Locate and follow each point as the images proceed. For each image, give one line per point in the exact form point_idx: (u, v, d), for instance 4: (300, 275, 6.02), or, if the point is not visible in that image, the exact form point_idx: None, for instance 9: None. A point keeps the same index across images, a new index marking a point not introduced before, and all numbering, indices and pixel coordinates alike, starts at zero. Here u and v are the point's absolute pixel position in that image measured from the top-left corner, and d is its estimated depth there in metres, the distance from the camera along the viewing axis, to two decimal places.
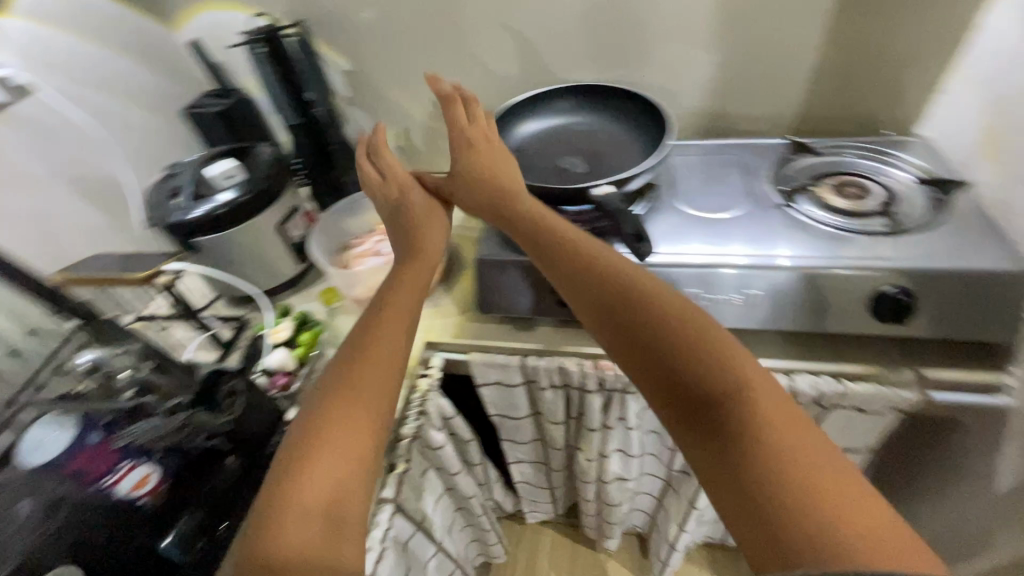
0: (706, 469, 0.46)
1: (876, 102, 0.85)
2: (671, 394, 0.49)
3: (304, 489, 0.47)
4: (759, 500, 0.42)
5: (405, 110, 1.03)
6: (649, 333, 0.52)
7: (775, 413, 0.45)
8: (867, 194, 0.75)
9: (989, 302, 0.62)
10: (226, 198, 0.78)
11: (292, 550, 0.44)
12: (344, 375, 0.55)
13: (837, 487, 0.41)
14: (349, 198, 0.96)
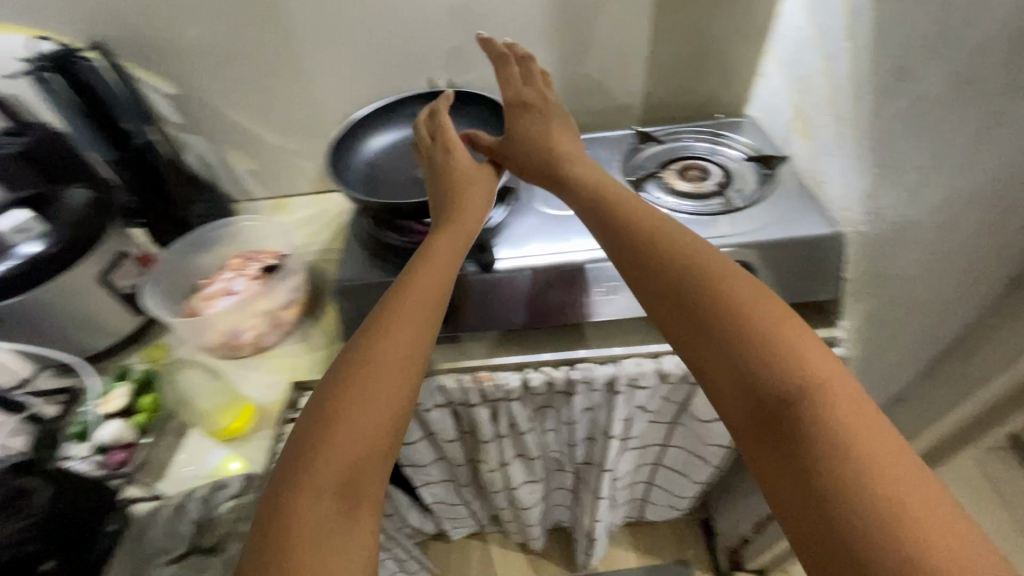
0: (760, 448, 0.41)
1: (707, 88, 0.91)
2: (725, 358, 0.45)
3: (320, 473, 0.44)
4: (807, 477, 0.37)
5: (249, 132, 0.95)
6: (709, 303, 0.48)
7: (843, 401, 0.39)
8: (707, 176, 0.79)
9: (817, 264, 0.67)
10: (27, 252, 0.67)
11: (303, 537, 0.41)
12: (379, 348, 0.51)
13: (920, 495, 0.34)
14: (191, 235, 0.86)
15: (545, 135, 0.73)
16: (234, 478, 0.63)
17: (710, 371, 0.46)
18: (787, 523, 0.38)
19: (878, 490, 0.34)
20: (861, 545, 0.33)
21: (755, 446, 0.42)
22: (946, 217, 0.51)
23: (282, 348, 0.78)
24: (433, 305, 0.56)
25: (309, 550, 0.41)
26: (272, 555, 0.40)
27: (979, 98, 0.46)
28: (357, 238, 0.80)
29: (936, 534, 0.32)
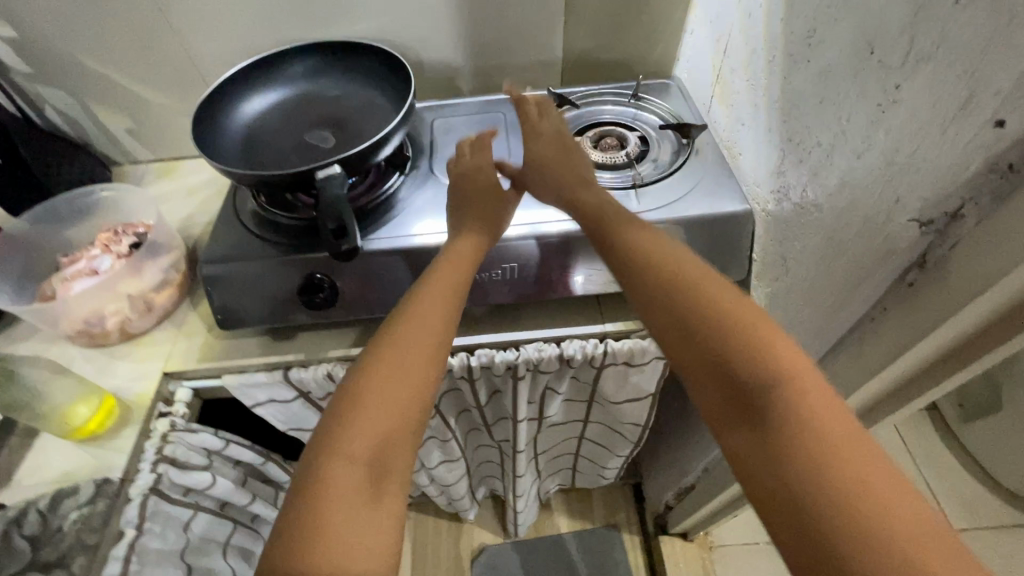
0: (740, 437, 0.40)
1: (629, 45, 0.84)
2: (706, 350, 0.43)
3: (347, 454, 0.43)
4: (781, 465, 0.37)
5: (117, 86, 0.83)
6: (679, 296, 0.46)
7: (824, 415, 0.38)
8: (622, 145, 0.74)
9: (724, 245, 0.64)
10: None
11: (332, 520, 0.40)
12: (395, 334, 0.49)
13: (887, 483, 0.35)
14: (44, 206, 0.75)
15: (560, 146, 0.66)
16: (84, 484, 0.58)
17: (687, 364, 0.44)
18: (761, 505, 0.38)
19: (857, 480, 0.35)
20: (845, 533, 0.33)
21: (736, 434, 0.41)
22: (841, 203, 0.48)
23: (157, 335, 0.71)
24: (449, 286, 0.54)
25: (339, 537, 0.40)
26: (300, 543, 0.39)
27: (880, 72, 0.41)
28: (237, 209, 0.71)
29: (904, 535, 0.32)
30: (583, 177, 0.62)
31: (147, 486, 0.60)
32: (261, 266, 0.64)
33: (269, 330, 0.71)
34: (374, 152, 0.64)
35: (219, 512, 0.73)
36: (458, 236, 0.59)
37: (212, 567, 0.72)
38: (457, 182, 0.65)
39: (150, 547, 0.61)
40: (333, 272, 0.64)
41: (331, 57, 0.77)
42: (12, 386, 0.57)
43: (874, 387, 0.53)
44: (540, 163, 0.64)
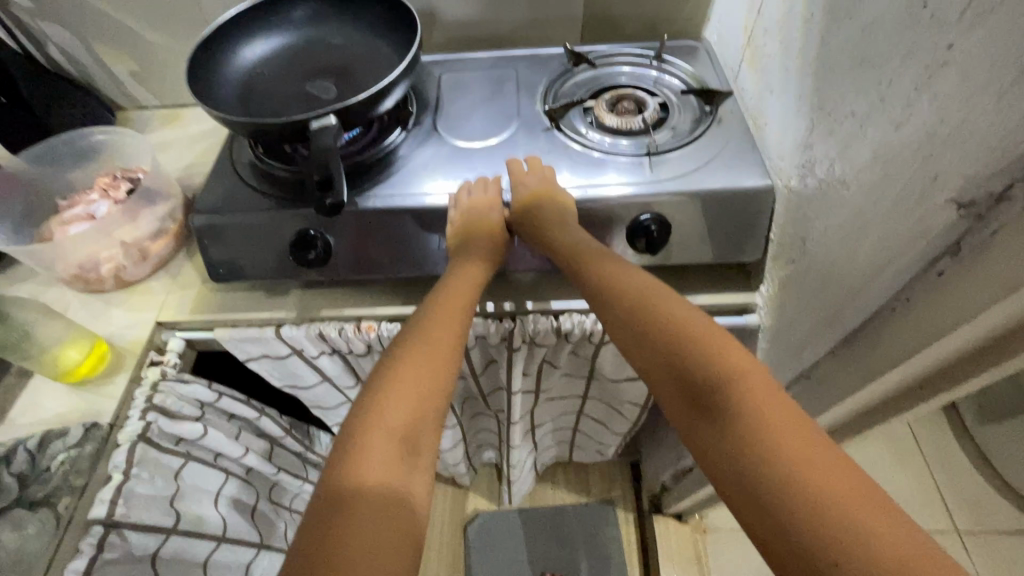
0: (703, 439, 0.42)
1: (657, 1, 0.77)
2: (663, 364, 0.46)
3: (383, 423, 0.44)
4: (736, 460, 0.39)
5: (120, 25, 0.81)
6: (640, 311, 0.50)
7: (767, 405, 0.40)
8: (640, 109, 0.69)
9: (737, 222, 0.60)
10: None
11: (367, 486, 0.41)
12: (423, 323, 0.53)
13: (827, 468, 0.36)
14: (45, 147, 0.73)
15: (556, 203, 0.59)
16: (73, 427, 0.58)
17: (651, 376, 0.47)
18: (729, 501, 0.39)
19: (799, 467, 0.36)
20: (808, 520, 0.34)
21: (698, 437, 0.42)
22: (871, 181, 0.43)
23: (152, 285, 0.70)
24: (469, 282, 0.58)
25: (371, 501, 0.40)
26: (334, 508, 0.40)
27: (931, 31, 0.36)
28: (234, 159, 0.69)
29: (859, 517, 0.33)
30: (561, 211, 0.58)
31: (136, 433, 0.59)
32: (254, 219, 0.62)
33: (263, 285, 0.69)
34: (375, 103, 0.60)
35: (212, 463, 0.71)
36: (455, 257, 0.60)
37: (202, 515, 0.69)
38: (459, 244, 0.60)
39: (137, 491, 0.60)
40: (327, 230, 0.62)
41: (335, 1, 0.73)
42: (3, 326, 0.57)
43: (887, 382, 0.50)
44: (527, 206, 0.59)
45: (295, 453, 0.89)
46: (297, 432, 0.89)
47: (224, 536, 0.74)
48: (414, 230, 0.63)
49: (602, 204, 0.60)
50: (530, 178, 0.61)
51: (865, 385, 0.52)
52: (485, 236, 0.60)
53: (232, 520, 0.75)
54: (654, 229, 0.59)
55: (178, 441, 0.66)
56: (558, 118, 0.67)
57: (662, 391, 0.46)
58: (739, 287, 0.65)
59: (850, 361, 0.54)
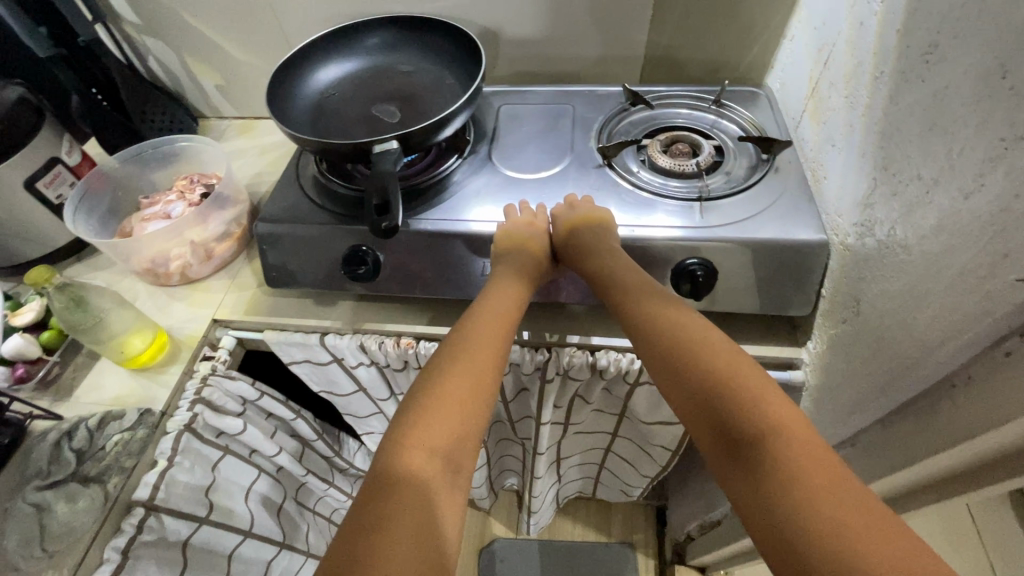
0: (735, 485, 0.41)
1: (719, 47, 0.78)
2: (699, 403, 0.45)
3: (426, 434, 0.45)
4: (771, 511, 0.38)
5: (211, 43, 0.88)
6: (678, 345, 0.48)
7: (814, 466, 0.38)
8: (694, 152, 0.69)
9: (788, 275, 0.59)
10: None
11: (406, 499, 0.42)
12: (468, 333, 0.53)
13: (869, 529, 0.34)
14: (135, 149, 0.80)
15: (604, 240, 0.59)
16: (130, 411, 0.62)
17: (684, 414, 0.46)
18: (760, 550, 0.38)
19: (838, 524, 0.35)
20: None
21: (731, 484, 0.41)
22: (936, 250, 0.42)
23: (213, 283, 0.75)
24: (515, 293, 0.58)
25: (405, 522, 0.41)
26: (373, 517, 0.41)
27: (1009, 102, 0.34)
28: (299, 173, 0.73)
29: None
30: (602, 240, 0.59)
31: (184, 422, 0.63)
32: (312, 231, 0.65)
33: (312, 293, 0.73)
34: (436, 131, 0.63)
35: (246, 458, 0.74)
36: (495, 277, 0.59)
37: (232, 508, 0.71)
38: (503, 269, 0.60)
39: (178, 480, 0.62)
40: (378, 247, 0.65)
41: (407, 31, 0.78)
42: (81, 312, 0.61)
43: (945, 462, 0.47)
44: (564, 235, 0.61)
45: (324, 457, 0.92)
46: (327, 437, 0.91)
47: (250, 532, 0.75)
48: (462, 253, 0.64)
49: (649, 245, 0.60)
50: (565, 214, 0.63)
51: (919, 462, 0.49)
52: (528, 250, 0.60)
53: (260, 518, 0.78)
54: (700, 274, 0.58)
55: (219, 434, 0.69)
56: (610, 155, 0.68)
57: (695, 429, 0.45)
58: (784, 342, 0.63)
59: (903, 433, 0.51)
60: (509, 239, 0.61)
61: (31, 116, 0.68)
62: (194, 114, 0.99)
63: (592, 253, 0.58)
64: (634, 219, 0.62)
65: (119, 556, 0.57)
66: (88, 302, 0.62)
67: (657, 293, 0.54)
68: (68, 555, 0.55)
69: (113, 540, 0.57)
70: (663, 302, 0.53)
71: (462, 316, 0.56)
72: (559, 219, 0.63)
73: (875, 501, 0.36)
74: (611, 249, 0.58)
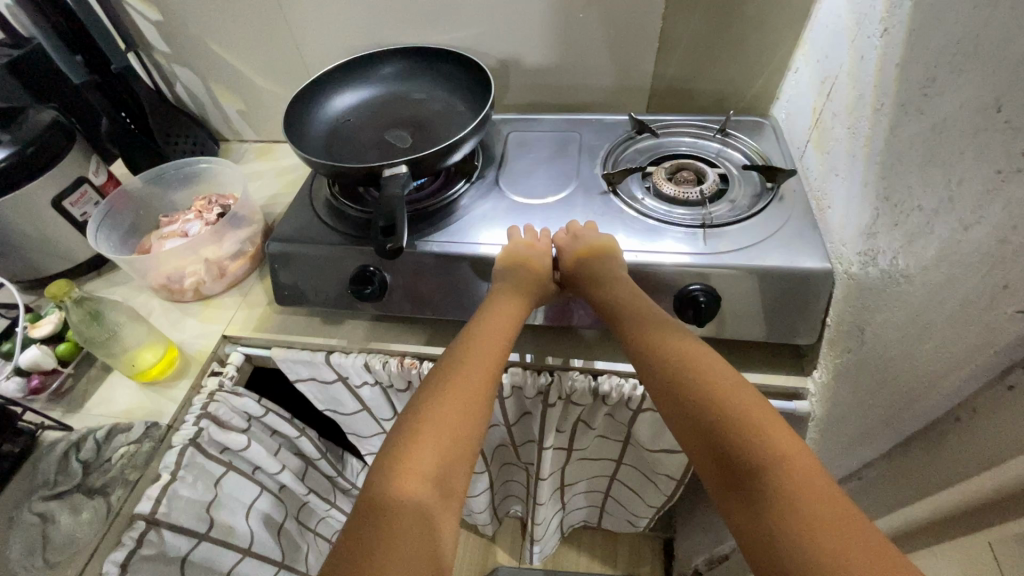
0: (738, 515, 0.40)
1: (725, 80, 0.79)
2: (700, 432, 0.44)
3: (418, 456, 0.45)
4: (775, 543, 0.37)
5: (235, 71, 0.91)
6: (678, 373, 0.48)
7: (815, 496, 0.38)
8: (699, 180, 0.70)
9: (793, 303, 0.59)
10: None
11: (399, 522, 0.42)
12: (464, 354, 0.53)
13: (878, 567, 0.33)
14: (157, 170, 0.83)
15: (605, 264, 0.59)
16: (137, 423, 0.63)
17: (685, 442, 0.46)
18: None
19: (838, 555, 0.34)
20: None
21: (733, 514, 0.41)
22: (936, 279, 0.41)
23: (226, 300, 0.77)
24: (514, 312, 0.58)
25: (399, 544, 0.40)
26: (368, 541, 0.40)
27: (1006, 135, 0.34)
28: (312, 195, 0.75)
29: None
30: (605, 263, 0.59)
31: (189, 436, 0.63)
32: (323, 251, 0.67)
33: (321, 312, 0.74)
34: (445, 157, 0.65)
35: (249, 475, 0.74)
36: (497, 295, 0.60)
37: (233, 526, 0.71)
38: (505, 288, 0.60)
39: (180, 493, 0.62)
40: (385, 268, 0.66)
41: (420, 62, 0.81)
42: (97, 325, 0.63)
43: (955, 497, 0.45)
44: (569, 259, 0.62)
45: (326, 476, 0.92)
46: (330, 456, 0.92)
47: (249, 550, 0.75)
48: (467, 276, 0.65)
49: (653, 270, 0.61)
50: (570, 240, 0.63)
51: (929, 497, 0.47)
52: (529, 271, 0.60)
53: (260, 536, 0.77)
54: (703, 301, 0.58)
55: (223, 450, 0.69)
56: (615, 182, 0.69)
57: (695, 456, 0.45)
58: (790, 372, 0.62)
59: (911, 467, 0.49)
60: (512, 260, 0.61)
61: (62, 140, 0.71)
62: (215, 137, 1.03)
63: (593, 277, 0.59)
64: (638, 245, 0.63)
65: (118, 569, 0.56)
66: (100, 314, 0.63)
67: (656, 318, 0.54)
68: (70, 566, 0.54)
69: (114, 553, 0.57)
70: (665, 328, 0.53)
71: (460, 337, 0.56)
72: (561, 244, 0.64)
73: (874, 529, 0.36)
74: (614, 271, 0.59)
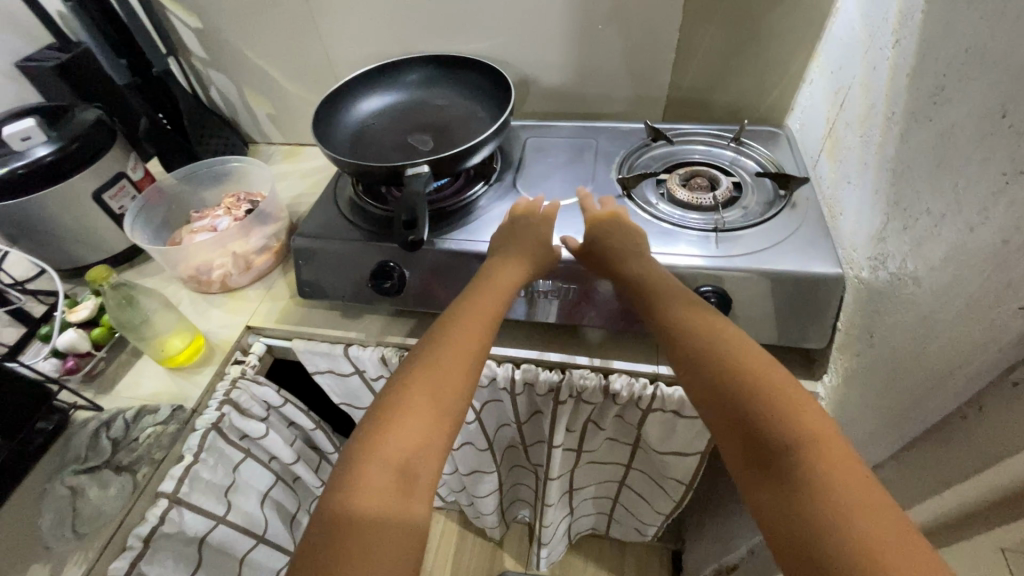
0: (762, 491, 0.41)
1: (741, 91, 0.81)
2: (728, 412, 0.45)
3: (382, 443, 0.45)
4: (798, 520, 0.38)
5: (267, 76, 0.96)
6: (708, 353, 0.49)
7: (841, 474, 0.39)
8: (713, 186, 0.71)
9: (804, 307, 0.59)
10: (36, 158, 0.69)
11: (363, 510, 0.42)
12: (439, 338, 0.53)
13: (902, 549, 0.34)
14: (189, 167, 0.87)
15: (631, 242, 0.60)
16: (163, 406, 0.65)
17: (714, 423, 0.47)
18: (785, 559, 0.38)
19: (863, 531, 0.35)
20: None
21: (757, 490, 0.42)
22: (942, 280, 0.42)
23: (250, 292, 0.80)
24: (495, 293, 0.58)
25: (363, 530, 0.41)
26: (335, 527, 0.42)
27: (1009, 140, 0.35)
28: (336, 194, 0.78)
29: None
30: (636, 248, 0.60)
31: (212, 420, 0.66)
32: (346, 246, 0.70)
33: (341, 307, 0.76)
34: (466, 158, 0.67)
35: (265, 463, 0.76)
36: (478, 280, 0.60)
37: (248, 511, 0.73)
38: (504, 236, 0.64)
39: (201, 475, 0.65)
40: (405, 264, 0.68)
41: (444, 69, 0.84)
42: (131, 310, 0.66)
43: None
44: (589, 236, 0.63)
45: None
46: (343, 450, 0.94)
47: (263, 537, 0.77)
48: None
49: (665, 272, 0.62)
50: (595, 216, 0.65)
51: (936, 500, 0.48)
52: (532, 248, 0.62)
53: (273, 524, 0.79)
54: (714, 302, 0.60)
55: (242, 437, 0.72)
56: (630, 186, 0.70)
57: (722, 434, 0.46)
58: (800, 375, 0.63)
59: (919, 470, 0.50)
60: (515, 244, 0.63)
61: (105, 137, 0.75)
62: (244, 139, 1.07)
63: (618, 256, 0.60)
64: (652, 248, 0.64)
65: (141, 544, 0.58)
66: (135, 299, 0.66)
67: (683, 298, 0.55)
68: (96, 538, 0.57)
69: (137, 529, 0.59)
70: (692, 305, 0.54)
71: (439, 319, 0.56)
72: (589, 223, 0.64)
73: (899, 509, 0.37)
74: (641, 250, 0.60)
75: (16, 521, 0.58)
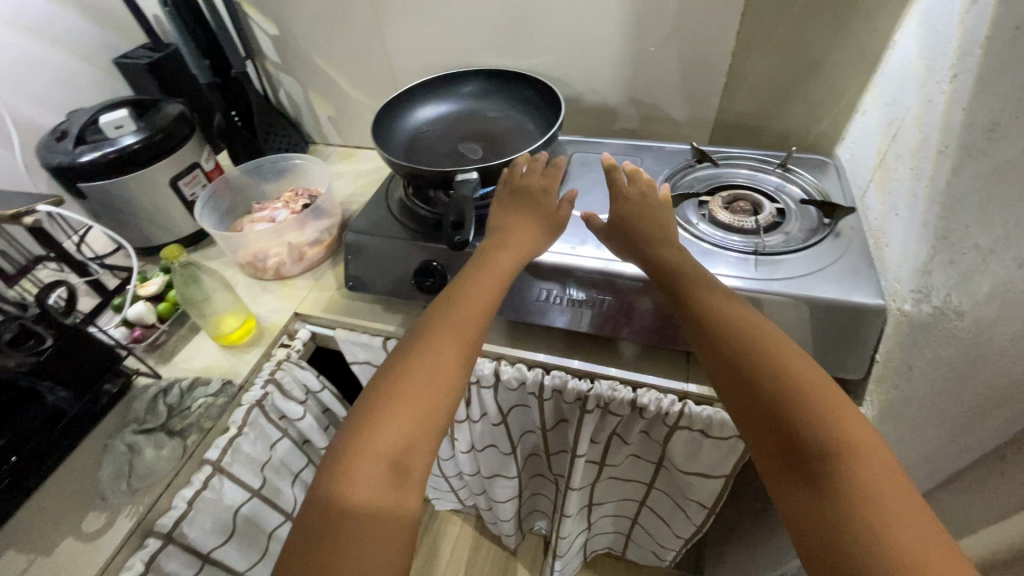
0: (795, 495, 0.42)
1: (791, 119, 0.81)
2: (764, 414, 0.45)
3: (374, 435, 0.47)
4: (831, 530, 0.39)
5: (332, 82, 1.02)
6: (738, 355, 0.49)
7: (875, 485, 0.39)
8: (755, 211, 0.71)
9: (842, 336, 0.59)
10: (125, 146, 0.76)
11: (355, 500, 0.44)
12: (434, 329, 0.55)
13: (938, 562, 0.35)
14: (255, 161, 0.93)
15: (663, 234, 0.62)
16: (214, 380, 0.70)
17: (746, 425, 0.47)
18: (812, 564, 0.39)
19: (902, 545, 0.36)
20: None
21: (789, 493, 0.42)
22: (987, 315, 0.42)
23: (300, 282, 0.85)
24: (489, 286, 0.59)
25: (354, 520, 0.43)
26: (329, 515, 0.43)
27: None
28: (388, 194, 0.82)
29: None
30: (664, 236, 0.62)
31: (256, 397, 0.70)
32: (394, 243, 0.73)
33: (383, 301, 0.80)
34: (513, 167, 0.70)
35: (299, 445, 0.80)
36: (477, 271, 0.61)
37: (280, 487, 0.77)
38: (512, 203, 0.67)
39: (242, 448, 0.69)
40: (447, 265, 0.71)
41: (498, 84, 0.88)
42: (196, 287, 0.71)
43: None
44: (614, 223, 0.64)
45: None
46: None
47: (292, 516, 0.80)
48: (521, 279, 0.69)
49: None
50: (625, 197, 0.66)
51: None
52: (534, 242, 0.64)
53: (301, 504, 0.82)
54: None
55: (281, 417, 0.76)
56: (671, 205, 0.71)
57: (753, 434, 0.46)
58: None
59: None
60: (514, 232, 0.64)
61: (184, 130, 0.83)
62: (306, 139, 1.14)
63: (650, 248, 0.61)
64: None
65: (185, 505, 0.62)
66: (202, 277, 0.71)
67: (718, 293, 0.55)
68: (146, 494, 0.61)
69: (182, 490, 0.63)
70: (725, 300, 0.54)
71: (438, 308, 0.57)
72: (613, 212, 0.65)
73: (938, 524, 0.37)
74: (672, 242, 0.61)
75: (79, 472, 0.63)
